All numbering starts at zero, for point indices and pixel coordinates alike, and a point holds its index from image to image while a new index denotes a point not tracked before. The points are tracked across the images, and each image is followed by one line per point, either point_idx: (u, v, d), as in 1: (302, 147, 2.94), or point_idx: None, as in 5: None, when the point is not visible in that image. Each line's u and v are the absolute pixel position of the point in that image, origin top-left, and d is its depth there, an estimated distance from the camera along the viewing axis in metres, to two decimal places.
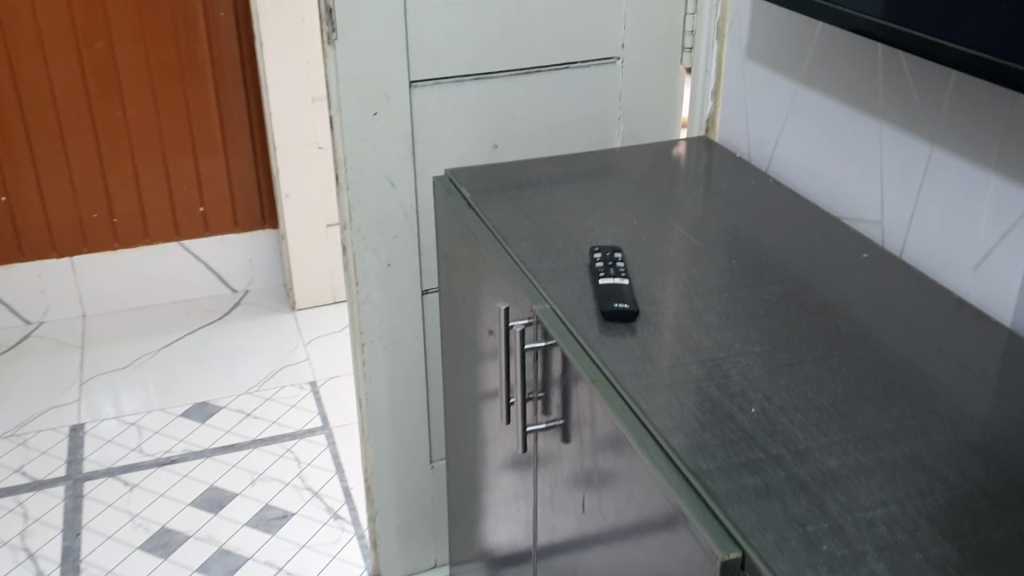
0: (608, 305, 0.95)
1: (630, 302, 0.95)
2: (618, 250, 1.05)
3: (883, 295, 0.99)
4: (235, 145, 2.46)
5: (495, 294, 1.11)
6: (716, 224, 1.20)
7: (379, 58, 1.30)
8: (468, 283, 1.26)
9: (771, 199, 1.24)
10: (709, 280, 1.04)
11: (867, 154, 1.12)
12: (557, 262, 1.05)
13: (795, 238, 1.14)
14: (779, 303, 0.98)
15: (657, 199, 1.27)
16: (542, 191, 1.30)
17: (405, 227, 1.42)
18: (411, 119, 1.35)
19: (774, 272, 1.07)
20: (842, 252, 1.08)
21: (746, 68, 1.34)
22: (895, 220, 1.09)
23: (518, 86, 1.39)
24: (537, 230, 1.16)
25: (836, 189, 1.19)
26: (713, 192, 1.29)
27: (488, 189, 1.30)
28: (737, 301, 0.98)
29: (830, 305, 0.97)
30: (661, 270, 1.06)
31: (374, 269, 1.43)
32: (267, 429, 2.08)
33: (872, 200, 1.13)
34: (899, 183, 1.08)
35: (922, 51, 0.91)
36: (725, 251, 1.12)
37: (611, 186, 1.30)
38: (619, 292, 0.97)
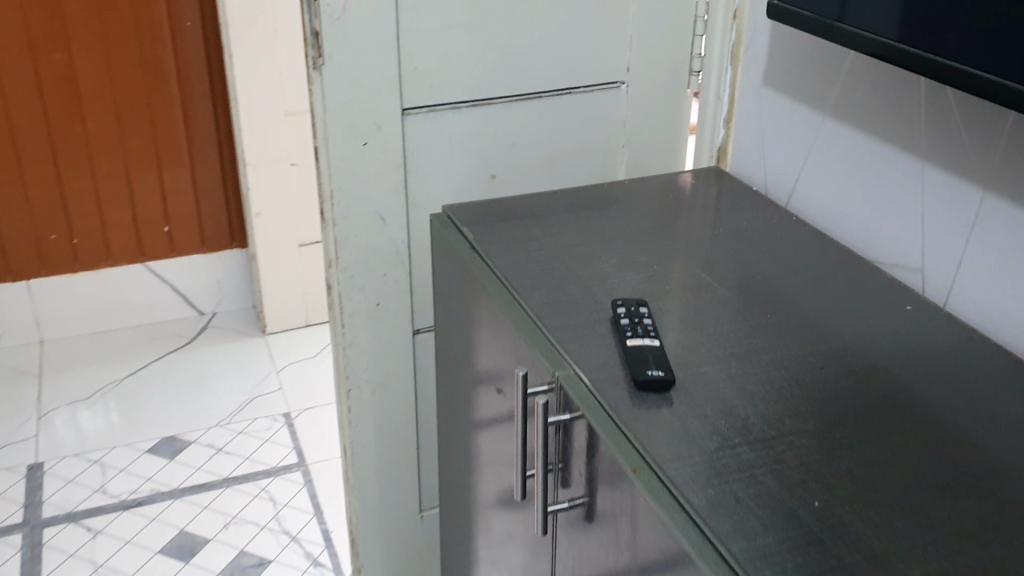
0: (641, 372, 0.85)
1: (664, 368, 0.86)
2: (642, 303, 0.95)
3: (934, 355, 0.90)
4: (202, 160, 2.34)
5: (505, 351, 1.01)
6: (733, 259, 1.10)
7: (370, 85, 1.19)
8: (467, 330, 1.15)
9: (793, 235, 1.15)
10: (740, 334, 0.94)
11: (907, 196, 1.03)
12: (575, 318, 0.95)
13: (825, 283, 1.05)
14: (824, 369, 0.89)
15: (665, 228, 1.17)
16: (541, 216, 1.19)
17: (397, 265, 1.31)
18: (404, 150, 1.25)
19: (806, 321, 0.97)
20: (884, 304, 1.00)
21: (763, 95, 1.24)
22: (940, 267, 1.01)
23: (517, 112, 1.30)
24: (543, 270, 1.05)
25: (867, 231, 1.10)
26: (728, 223, 1.19)
27: (486, 215, 1.19)
28: (779, 365, 0.89)
29: (881, 371, 0.88)
30: (686, 320, 0.97)
31: (363, 310, 1.32)
32: (240, 466, 1.96)
33: (912, 245, 1.04)
34: (945, 229, 0.99)
35: (952, 79, 0.82)
36: (748, 295, 1.02)
37: (621, 219, 1.19)
38: (651, 356, 0.87)
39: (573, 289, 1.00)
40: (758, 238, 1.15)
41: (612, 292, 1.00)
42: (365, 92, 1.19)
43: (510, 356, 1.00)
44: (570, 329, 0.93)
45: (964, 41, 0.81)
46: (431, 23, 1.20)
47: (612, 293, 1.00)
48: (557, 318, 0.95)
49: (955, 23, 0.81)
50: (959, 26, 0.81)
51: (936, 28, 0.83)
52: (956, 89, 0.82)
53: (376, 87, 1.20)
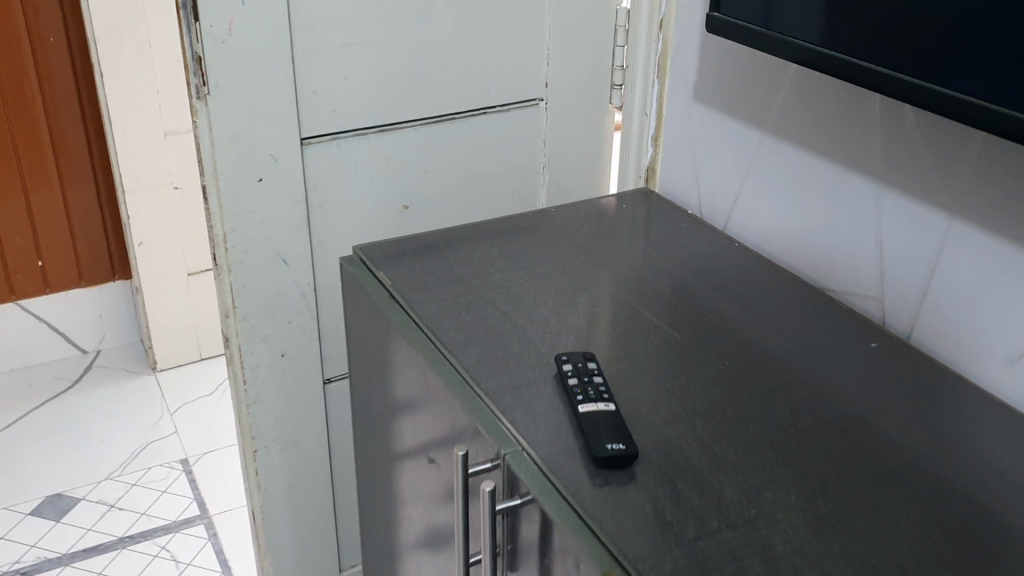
0: (599, 445, 0.75)
1: (624, 440, 0.76)
2: (591, 357, 0.85)
3: (910, 402, 0.83)
4: (75, 187, 2.14)
5: (435, 416, 0.89)
6: (676, 287, 1.00)
7: (262, 113, 1.06)
8: (388, 386, 1.03)
9: (736, 256, 1.06)
10: (700, 383, 0.85)
11: (861, 220, 0.95)
12: (516, 378, 0.84)
13: (780, 310, 0.96)
14: (797, 425, 0.80)
15: (597, 254, 1.07)
16: (460, 245, 1.08)
17: (303, 310, 1.18)
18: (304, 183, 1.12)
19: (766, 360, 0.88)
20: (846, 339, 0.91)
21: (693, 110, 1.15)
22: (901, 296, 0.92)
23: (429, 136, 1.18)
24: (470, 315, 0.94)
25: (816, 255, 1.01)
26: (662, 244, 1.09)
27: (401, 247, 1.07)
28: (748, 422, 0.80)
29: (857, 422, 0.80)
30: (637, 367, 0.86)
31: (267, 362, 1.18)
32: (136, 523, 1.80)
33: (868, 271, 0.95)
34: (906, 257, 0.91)
35: (904, 93, 0.74)
36: (700, 330, 0.92)
37: (550, 247, 1.08)
38: (608, 425, 0.77)
39: (511, 341, 0.90)
40: (698, 258, 1.06)
41: (553, 342, 0.90)
42: (258, 122, 1.06)
43: (440, 421, 0.88)
44: (512, 393, 0.82)
45: (915, 50, 0.72)
46: (329, 42, 1.07)
47: (553, 343, 0.89)
48: (496, 379, 0.84)
49: (902, 29, 0.73)
50: (907, 32, 0.73)
51: (881, 35, 0.75)
52: (909, 103, 0.74)
53: (270, 115, 1.06)
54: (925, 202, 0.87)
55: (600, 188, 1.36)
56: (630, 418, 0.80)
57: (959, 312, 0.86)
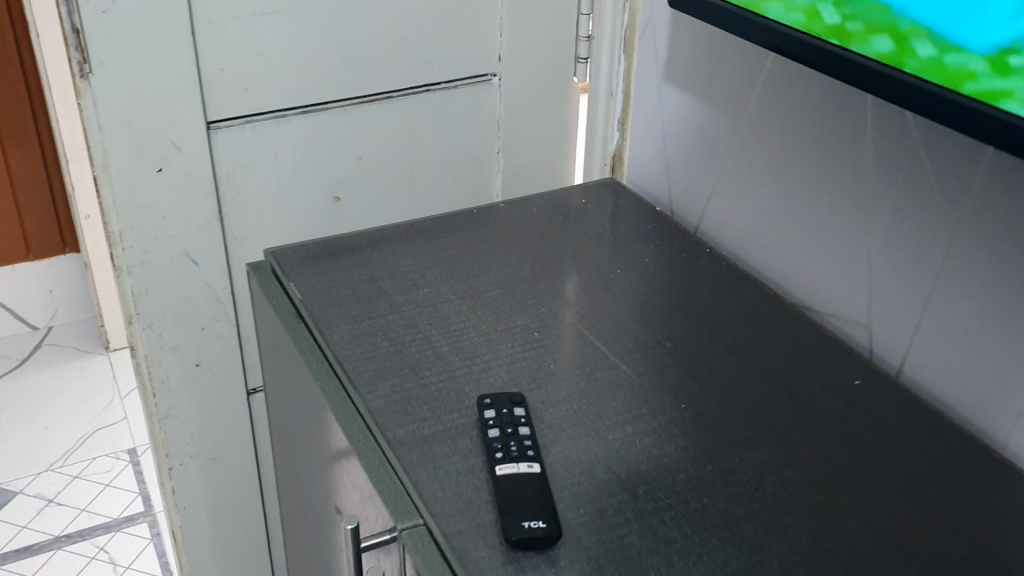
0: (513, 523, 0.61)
1: (545, 516, 0.62)
2: (519, 403, 0.71)
3: (898, 467, 0.69)
4: (18, 151, 2.00)
5: (340, 465, 0.76)
6: (634, 306, 0.86)
7: (159, 95, 0.91)
8: (301, 413, 0.89)
9: (706, 266, 0.91)
10: (649, 435, 0.71)
11: (852, 233, 0.80)
12: (429, 425, 0.71)
13: (753, 339, 0.81)
14: (759, 496, 0.66)
15: (547, 262, 0.92)
16: (388, 249, 0.93)
17: (218, 316, 1.04)
18: (214, 174, 0.97)
19: (731, 403, 0.74)
20: (826, 379, 0.77)
21: (664, 93, 1.00)
22: (895, 326, 0.78)
23: (361, 119, 1.03)
24: (386, 341, 0.80)
25: (797, 270, 0.87)
26: (623, 251, 0.95)
27: (319, 251, 0.92)
28: (701, 491, 0.66)
29: (832, 492, 0.67)
30: (576, 413, 0.73)
31: (178, 374, 1.05)
32: (75, 520, 1.68)
33: (858, 293, 0.81)
34: (902, 281, 0.76)
35: (893, 94, 0.59)
36: (657, 364, 0.78)
37: (492, 251, 0.94)
38: (527, 494, 0.64)
39: (430, 377, 0.76)
40: (663, 270, 0.91)
41: (480, 378, 0.76)
42: (155, 105, 0.91)
43: (345, 471, 0.75)
44: (422, 446, 0.69)
45: (903, 39, 0.58)
46: (238, 11, 0.92)
47: (480, 379, 0.76)
48: (406, 428, 0.70)
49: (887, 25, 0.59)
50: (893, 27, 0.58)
51: (862, 18, 0.60)
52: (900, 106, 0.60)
53: (169, 97, 0.92)
54: (926, 220, 0.73)
55: (564, 176, 1.21)
56: (558, 483, 0.66)
57: (961, 352, 0.73)
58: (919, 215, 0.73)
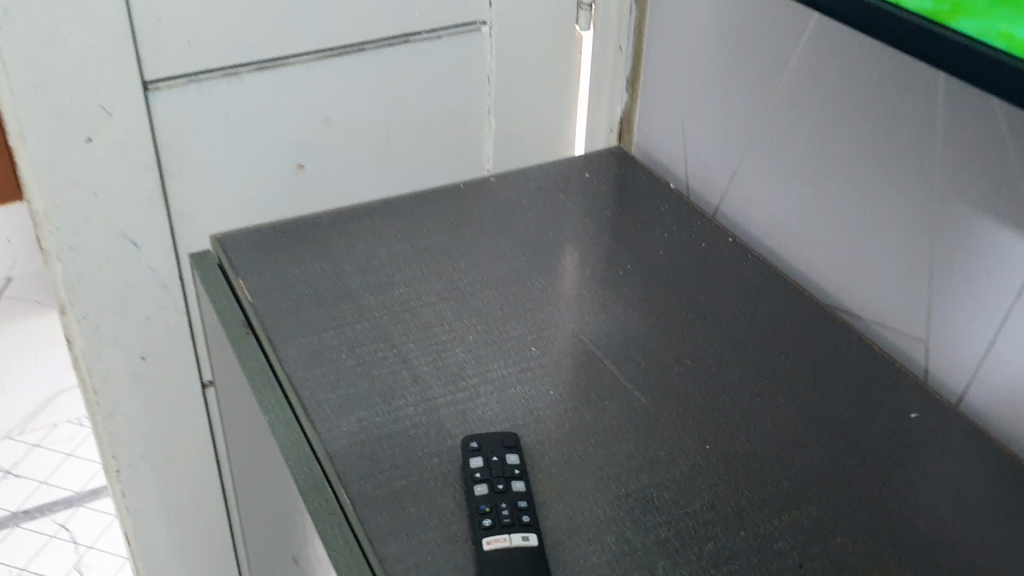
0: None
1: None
2: (511, 447, 0.59)
3: (966, 532, 0.57)
4: None
5: (296, 512, 0.63)
6: (647, 312, 0.72)
7: (82, 52, 0.76)
8: (244, 432, 0.76)
9: (730, 260, 0.78)
10: (668, 487, 0.59)
11: (910, 233, 0.67)
12: (402, 476, 0.58)
13: (788, 356, 0.68)
14: (804, 573, 0.54)
15: (546, 254, 0.79)
16: (357, 234, 0.80)
17: (166, 304, 0.91)
18: (154, 143, 0.83)
19: (766, 444, 0.62)
20: (875, 409, 0.65)
21: (683, 50, 0.85)
22: (958, 346, 0.65)
23: (327, 76, 0.88)
24: (353, 359, 0.66)
25: (836, 268, 0.73)
26: (633, 240, 0.81)
27: (275, 237, 0.78)
28: (734, 567, 0.55)
29: (891, 565, 0.55)
30: (579, 456, 0.60)
31: (123, 368, 0.92)
32: (34, 494, 1.57)
33: (913, 302, 0.68)
34: (968, 297, 0.63)
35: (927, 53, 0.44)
36: (677, 390, 0.65)
37: (479, 238, 0.80)
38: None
39: (404, 408, 0.63)
40: (680, 264, 0.78)
41: (463, 409, 0.63)
42: (78, 63, 0.76)
43: (300, 521, 0.62)
44: (392, 506, 0.56)
45: None
46: None
47: (463, 411, 0.63)
48: (374, 480, 0.58)
49: None
50: None
51: None
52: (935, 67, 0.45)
53: (96, 52, 0.77)
54: (1007, 228, 0.60)
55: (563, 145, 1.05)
56: (561, 560, 0.54)
57: None
58: (999, 220, 0.60)
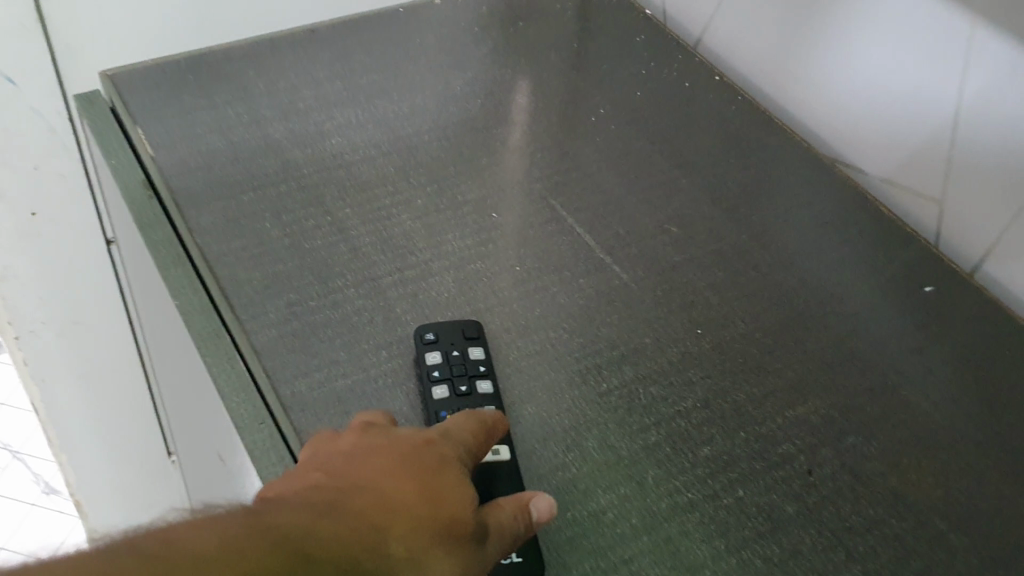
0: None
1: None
2: (475, 339, 0.50)
3: (987, 426, 0.50)
4: None
5: (220, 412, 0.54)
6: (623, 169, 0.63)
7: None
8: (153, 307, 0.66)
9: (713, 107, 0.68)
10: (655, 381, 0.51)
11: (935, 76, 0.56)
12: (345, 375, 0.49)
13: (783, 222, 0.60)
14: (815, 483, 0.47)
15: (501, 96, 0.68)
16: (278, 70, 0.67)
17: (57, 152, 0.75)
18: None
19: (765, 330, 0.54)
20: (883, 287, 0.57)
21: None
22: (979, 211, 0.56)
23: None
24: (279, 230, 0.56)
25: (840, 116, 0.63)
26: (602, 80, 0.70)
27: (176, 76, 0.65)
28: (733, 477, 0.47)
29: (913, 471, 0.48)
30: (551, 346, 0.52)
31: (9, 228, 0.78)
32: None
33: (930, 157, 0.58)
34: (999, 156, 0.54)
35: None
36: (660, 265, 0.57)
37: (422, 75, 0.68)
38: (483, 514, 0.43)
39: (343, 290, 0.53)
40: (657, 110, 0.68)
41: (415, 292, 0.53)
42: None
43: (225, 422, 0.53)
44: (333, 411, 0.47)
45: None
46: None
47: (415, 293, 0.53)
48: (311, 381, 0.48)
49: None
50: None
51: None
52: None
53: None
54: None
55: None
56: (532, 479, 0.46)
57: None
58: None
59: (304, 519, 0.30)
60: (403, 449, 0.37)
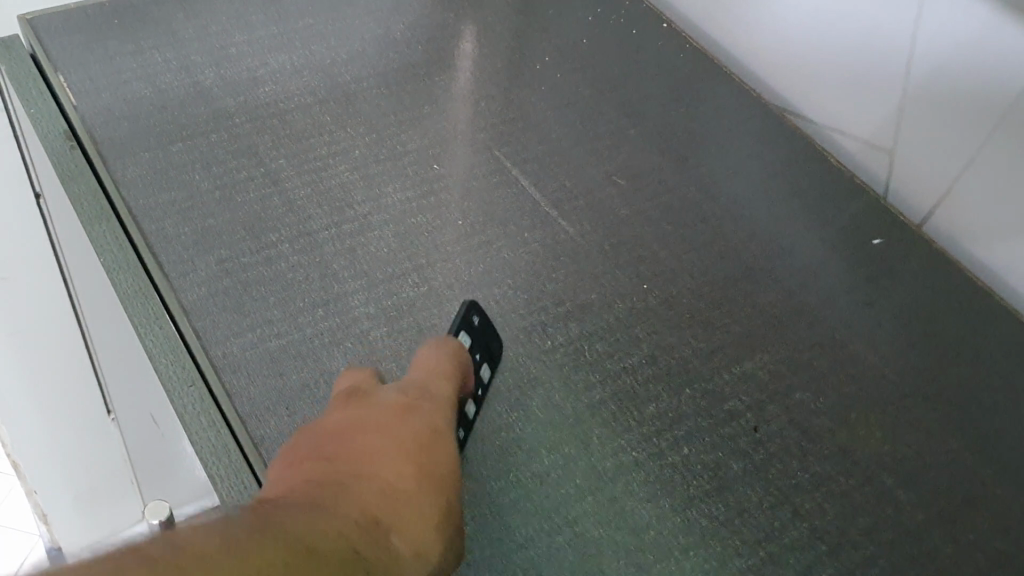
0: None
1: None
2: (493, 360, 0.46)
3: (933, 378, 0.50)
4: None
5: (151, 372, 0.52)
6: (570, 119, 0.61)
7: None
8: (81, 262, 0.63)
9: (662, 56, 0.66)
10: (600, 338, 0.49)
11: (886, 23, 0.55)
12: (280, 334, 0.47)
13: (733, 175, 0.59)
14: (761, 440, 0.46)
15: (444, 41, 0.65)
16: (208, 14, 0.64)
17: None
18: None
19: (713, 285, 0.53)
20: (834, 240, 0.56)
21: None
22: (930, 162, 0.55)
23: None
24: (209, 183, 0.53)
25: (792, 65, 0.62)
26: (548, 26, 0.68)
27: (100, 21, 0.62)
28: (679, 435, 0.46)
29: (861, 427, 0.47)
30: (495, 304, 0.50)
31: None
32: None
33: (882, 106, 0.57)
34: (951, 107, 0.53)
35: None
36: (607, 217, 0.55)
37: (361, 21, 0.66)
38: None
39: (277, 245, 0.51)
40: (605, 57, 0.66)
41: (353, 247, 0.51)
42: None
43: (156, 383, 0.51)
44: (267, 370, 0.45)
45: None
46: None
47: (353, 249, 0.51)
48: (244, 341, 0.46)
49: None
50: None
51: None
52: None
53: None
54: (1001, 22, 0.48)
55: None
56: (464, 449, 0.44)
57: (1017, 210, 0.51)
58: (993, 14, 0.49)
59: (318, 518, 0.28)
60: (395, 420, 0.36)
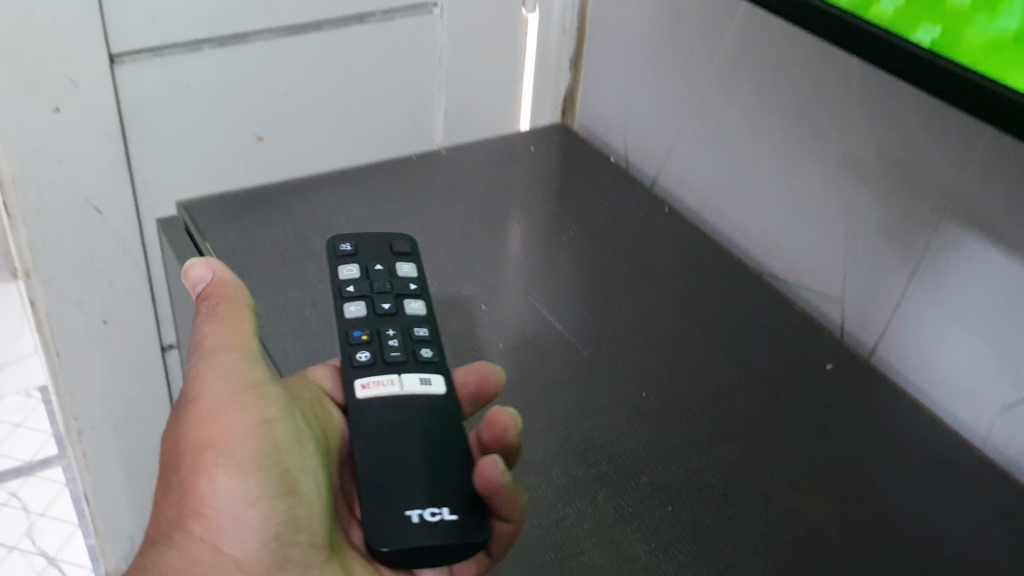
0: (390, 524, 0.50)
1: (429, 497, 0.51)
2: (403, 257, 0.66)
3: (868, 462, 0.64)
4: None
5: None
6: (591, 276, 0.79)
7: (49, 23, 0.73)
8: None
9: (665, 231, 0.85)
10: (609, 429, 0.65)
11: (827, 203, 0.73)
12: None
13: (716, 317, 0.76)
14: (729, 501, 0.60)
15: (495, 221, 0.84)
16: (316, 200, 0.84)
17: (128, 267, 0.88)
18: (118, 111, 0.80)
19: (699, 395, 0.68)
20: (795, 365, 0.71)
21: (619, 37, 0.90)
22: (868, 303, 0.71)
23: (288, 52, 0.85)
24: (317, 317, 0.71)
25: (764, 237, 0.79)
26: (576, 211, 0.87)
27: (237, 205, 0.82)
28: (667, 496, 0.60)
29: (809, 494, 0.61)
30: (528, 404, 0.66)
31: (83, 332, 0.90)
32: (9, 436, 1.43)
33: (829, 264, 0.74)
34: (878, 262, 0.69)
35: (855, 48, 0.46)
36: (617, 345, 0.72)
37: (431, 206, 0.85)
38: (396, 446, 0.54)
39: None
40: (620, 232, 0.84)
41: None
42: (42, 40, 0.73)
43: None
44: None
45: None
46: None
47: None
48: None
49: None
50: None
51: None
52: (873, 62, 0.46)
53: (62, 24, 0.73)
54: (911, 201, 0.66)
55: (508, 125, 1.02)
56: None
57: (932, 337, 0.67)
58: (906, 195, 0.66)
59: None
60: (162, 498, 0.51)
